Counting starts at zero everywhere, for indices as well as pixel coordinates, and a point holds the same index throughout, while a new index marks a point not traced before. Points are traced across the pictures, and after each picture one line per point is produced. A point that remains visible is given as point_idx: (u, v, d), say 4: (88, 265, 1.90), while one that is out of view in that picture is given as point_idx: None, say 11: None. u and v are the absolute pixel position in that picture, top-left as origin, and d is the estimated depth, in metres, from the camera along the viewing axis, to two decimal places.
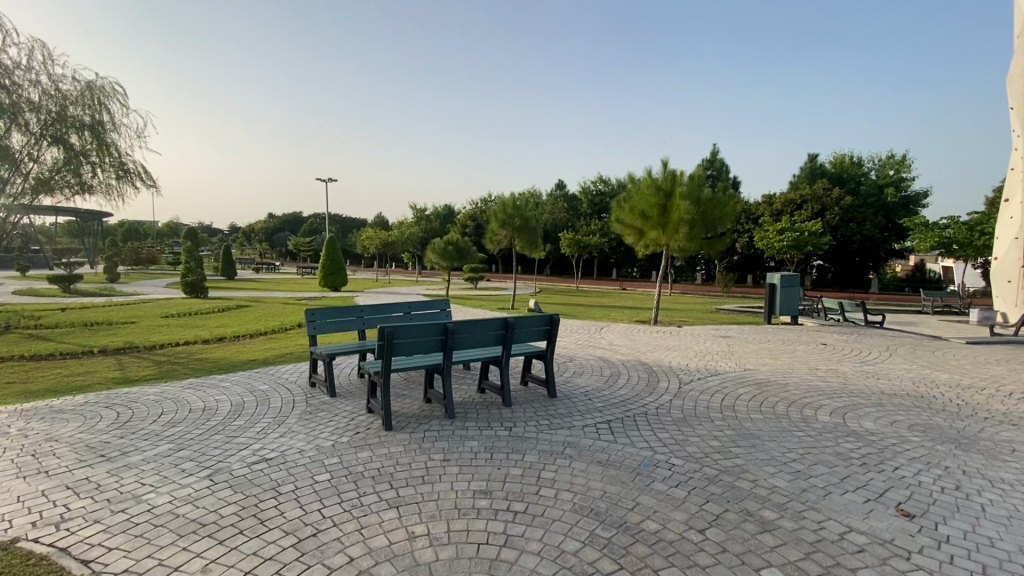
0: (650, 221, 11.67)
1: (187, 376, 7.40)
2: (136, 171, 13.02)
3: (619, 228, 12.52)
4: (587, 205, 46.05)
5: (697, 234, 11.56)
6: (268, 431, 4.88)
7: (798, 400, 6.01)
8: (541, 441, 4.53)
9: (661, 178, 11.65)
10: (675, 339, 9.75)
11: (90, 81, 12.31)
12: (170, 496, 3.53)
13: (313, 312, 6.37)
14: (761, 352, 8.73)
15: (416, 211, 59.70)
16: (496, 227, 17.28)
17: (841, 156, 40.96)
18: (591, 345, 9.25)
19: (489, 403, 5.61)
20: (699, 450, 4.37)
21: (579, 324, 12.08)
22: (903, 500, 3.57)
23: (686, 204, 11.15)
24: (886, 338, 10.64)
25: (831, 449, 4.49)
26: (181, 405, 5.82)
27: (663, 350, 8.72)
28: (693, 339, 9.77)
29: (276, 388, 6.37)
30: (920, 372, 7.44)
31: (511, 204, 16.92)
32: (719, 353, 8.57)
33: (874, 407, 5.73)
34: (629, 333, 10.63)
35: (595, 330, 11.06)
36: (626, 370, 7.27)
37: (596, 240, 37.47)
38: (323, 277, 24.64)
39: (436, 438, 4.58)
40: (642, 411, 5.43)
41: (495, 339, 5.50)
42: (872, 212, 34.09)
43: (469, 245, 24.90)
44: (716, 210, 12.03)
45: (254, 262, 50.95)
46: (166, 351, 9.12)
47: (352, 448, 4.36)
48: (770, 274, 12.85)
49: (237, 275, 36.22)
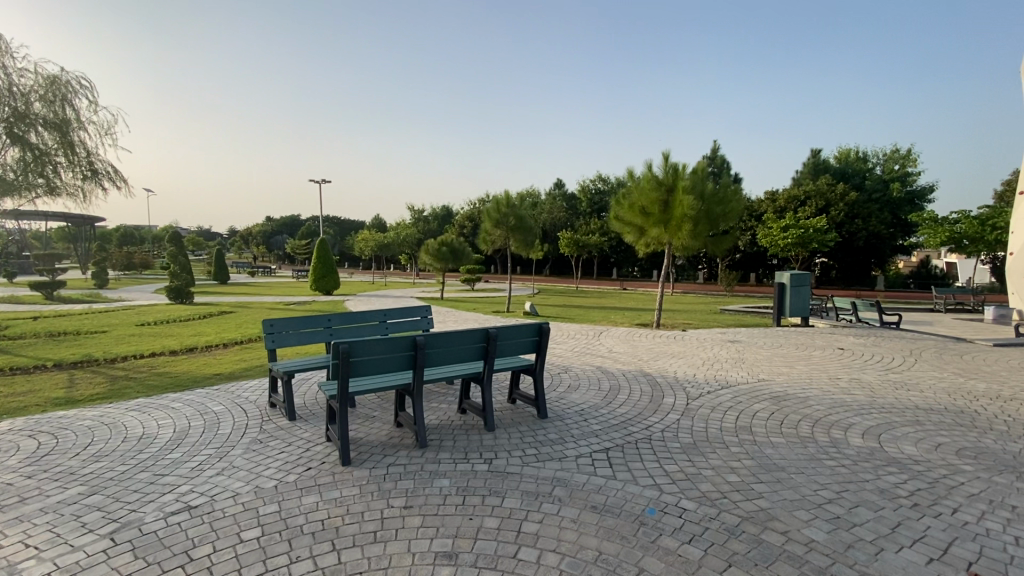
0: (651, 218, 10.94)
1: (139, 394, 6.68)
2: (105, 171, 12.29)
3: (618, 226, 11.80)
4: (586, 204, 45.29)
5: (701, 231, 10.80)
6: (206, 466, 4.14)
7: (824, 418, 5.26)
8: (525, 478, 3.79)
9: (662, 172, 10.92)
10: (681, 345, 9.01)
11: (54, 76, 11.56)
12: (52, 566, 2.80)
13: (272, 322, 5.62)
14: (775, 359, 7.99)
15: (414, 213, 59.03)
16: (490, 227, 16.55)
17: (845, 151, 40.14)
18: (589, 352, 8.52)
19: (469, 427, 4.88)
20: (715, 488, 3.64)
21: (576, 328, 11.35)
22: (974, 561, 2.84)
23: (688, 199, 10.40)
24: (906, 341, 9.89)
25: (873, 484, 3.76)
26: (118, 431, 5.08)
27: (668, 359, 7.97)
28: (699, 344, 9.04)
29: (231, 409, 5.65)
30: (954, 382, 6.69)
31: (505, 203, 16.21)
32: (729, 361, 7.82)
33: (912, 427, 4.99)
34: (630, 338, 9.90)
35: (593, 335, 10.32)
36: (626, 383, 6.53)
37: (595, 240, 36.76)
38: (314, 280, 23.87)
39: (400, 476, 3.85)
40: (645, 435, 4.68)
41: (476, 353, 4.76)
42: (877, 207, 33.35)
43: (464, 245, 24.14)
44: (720, 205, 11.27)
45: (249, 266, 50.25)
46: (127, 365, 8.40)
47: (296, 491, 3.62)
48: (779, 274, 12.10)
49: (229, 279, 35.50)
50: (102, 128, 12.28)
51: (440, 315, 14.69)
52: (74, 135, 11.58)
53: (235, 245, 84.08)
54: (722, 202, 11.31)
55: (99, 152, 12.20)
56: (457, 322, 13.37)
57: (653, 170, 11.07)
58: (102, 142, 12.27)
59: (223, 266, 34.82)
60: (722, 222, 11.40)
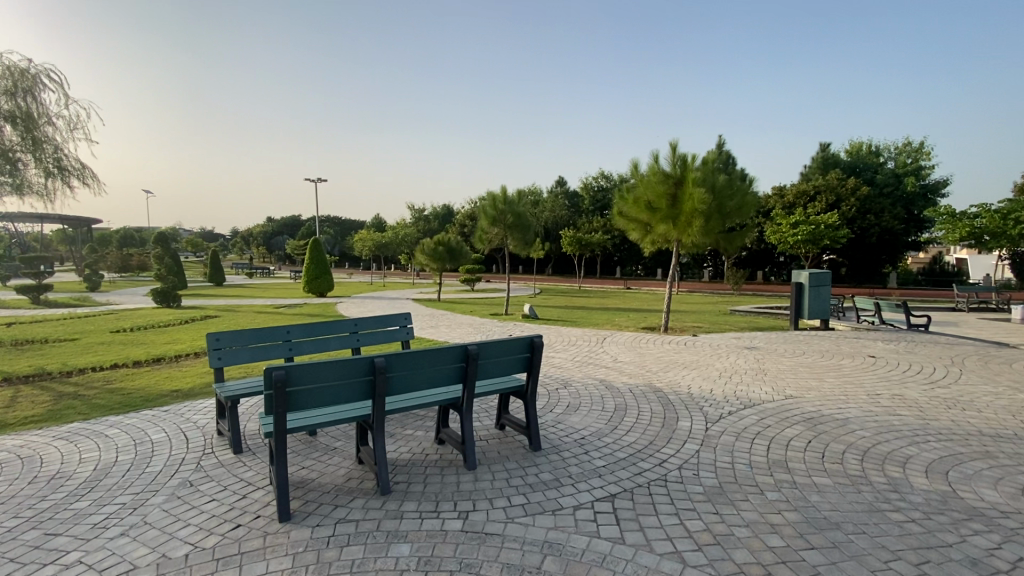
0: (658, 213, 10.05)
1: (79, 415, 5.87)
2: (77, 169, 11.58)
3: (623, 222, 10.96)
4: (589, 202, 44.34)
5: (713, 227, 9.84)
6: (111, 522, 3.33)
7: (872, 449, 4.38)
8: (508, 544, 2.94)
9: (670, 162, 10.03)
10: (694, 353, 8.14)
11: (16, 67, 10.78)
12: None
13: (218, 337, 4.80)
14: (801, 370, 7.09)
15: (415, 212, 58.34)
16: (487, 225, 15.70)
17: (856, 144, 39.03)
18: (592, 362, 7.65)
19: (445, 465, 4.05)
20: (754, 560, 2.77)
21: (578, 333, 10.50)
22: None
23: (699, 191, 9.48)
24: (941, 346, 8.98)
25: (959, 550, 2.89)
26: (30, 468, 4.27)
27: (680, 370, 7.11)
28: (713, 352, 8.17)
29: (172, 436, 4.85)
30: (1014, 399, 5.78)
31: (502, 198, 15.39)
32: (749, 372, 6.93)
33: (983, 462, 4.10)
34: (636, 344, 9.02)
35: (596, 341, 9.46)
36: (634, 402, 5.66)
37: (598, 237, 35.84)
38: (307, 282, 23.06)
39: (348, 540, 3.01)
40: (658, 476, 3.83)
41: (453, 376, 3.93)
42: (890, 202, 32.31)
43: (462, 245, 23.35)
44: (734, 198, 10.30)
45: (247, 268, 49.65)
46: (81, 378, 7.62)
47: (210, 564, 2.81)
48: (797, 273, 11.20)
49: (225, 280, 34.85)
50: (70, 124, 11.59)
51: (434, 318, 13.89)
52: (43, 129, 10.85)
53: (236, 246, 83.75)
54: (737, 194, 10.33)
55: (68, 148, 11.47)
56: (450, 325, 12.55)
57: (660, 161, 10.20)
58: (70, 138, 11.57)
59: (219, 268, 34.27)
60: (737, 216, 10.42)
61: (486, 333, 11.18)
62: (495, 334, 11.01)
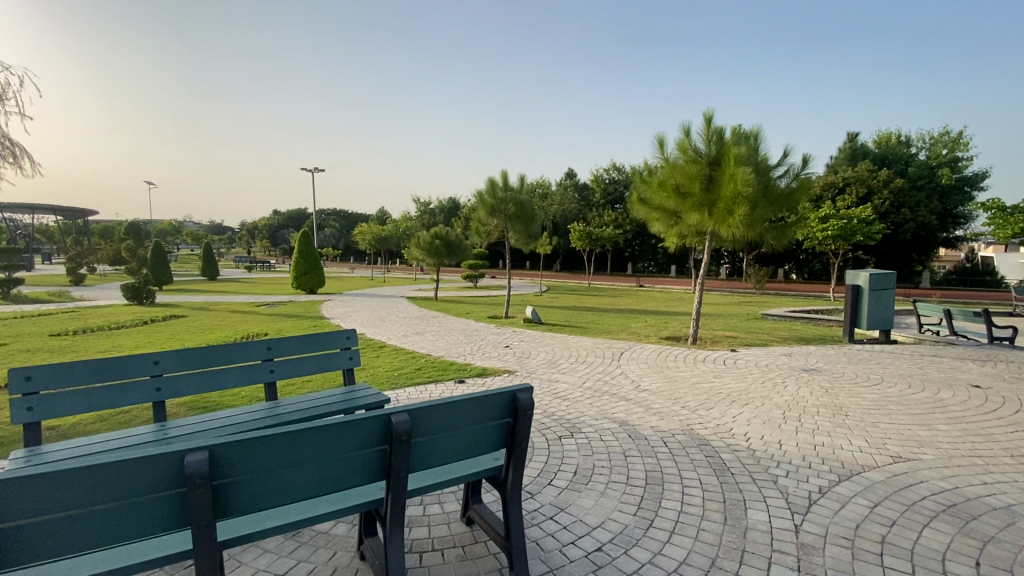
0: (690, 199, 8.16)
1: None
2: (3, 146, 10.00)
3: (644, 211, 9.15)
4: (599, 195, 42.08)
5: (761, 213, 7.81)
6: None
7: None
8: None
9: (703, 137, 8.25)
10: (739, 380, 6.25)
11: None
12: None
13: (31, 374, 3.05)
14: (894, 409, 5.19)
15: (419, 206, 56.55)
16: (485, 215, 13.85)
17: (886, 134, 36.39)
18: (606, 391, 5.81)
19: None
20: None
21: (588, 345, 8.62)
22: None
23: (742, 169, 7.57)
24: None
25: None
26: None
27: (726, 407, 5.28)
28: (764, 378, 6.30)
29: None
30: None
31: (503, 184, 13.54)
32: (823, 412, 5.08)
33: None
34: (661, 363, 7.18)
35: (611, 357, 7.60)
36: (671, 467, 3.86)
37: (609, 232, 33.78)
38: (296, 277, 21.41)
39: None
40: None
41: (366, 468, 2.17)
42: (924, 195, 29.91)
43: (462, 239, 21.57)
44: (784, 181, 8.30)
45: (245, 263, 48.20)
46: None
47: None
48: (853, 273, 9.29)
49: (217, 275, 33.30)
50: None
51: (423, 322, 12.12)
52: None
53: (241, 240, 82.84)
54: (788, 176, 8.31)
55: None
56: (439, 331, 10.76)
57: (690, 137, 8.40)
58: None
59: (212, 262, 32.85)
60: (790, 203, 8.34)
61: (477, 342, 9.36)
62: (488, 343, 9.18)
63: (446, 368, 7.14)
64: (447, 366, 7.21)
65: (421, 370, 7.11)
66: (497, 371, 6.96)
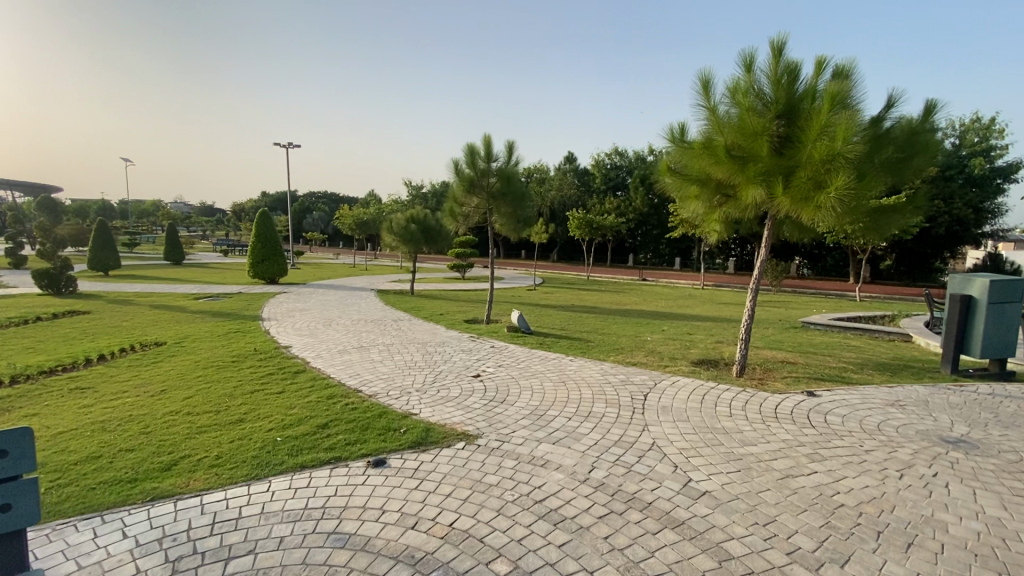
0: (752, 164, 5.48)
1: None
2: None
3: (675, 183, 6.44)
4: (600, 179, 38.93)
5: (868, 186, 5.09)
6: None
7: None
8: None
9: (771, 73, 5.55)
10: (863, 473, 3.57)
11: None
12: None
13: None
14: None
15: (409, 189, 53.37)
16: (462, 193, 11.13)
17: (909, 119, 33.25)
18: (632, 504, 3.14)
19: None
20: None
21: (595, 379, 5.87)
22: None
23: (843, 117, 4.87)
24: None
25: None
26: None
27: (873, 555, 2.66)
28: (905, 471, 3.61)
29: None
30: None
31: (486, 153, 10.76)
32: None
33: None
34: (710, 423, 4.48)
35: (630, 406, 4.91)
36: None
37: (610, 221, 30.83)
38: (252, 264, 18.62)
39: None
40: None
41: None
42: (959, 185, 27.19)
43: (441, 224, 18.76)
44: (893, 138, 5.54)
45: (223, 247, 45.22)
46: None
47: None
48: (961, 279, 6.80)
49: (182, 259, 30.34)
50: None
51: (378, 328, 9.38)
52: None
53: (227, 222, 79.64)
54: (898, 132, 5.55)
55: None
56: (392, 345, 8.00)
57: (751, 75, 5.70)
58: None
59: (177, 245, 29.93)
60: (904, 171, 5.57)
61: (435, 367, 6.61)
62: (450, 370, 6.44)
63: (367, 426, 4.38)
64: (370, 421, 4.50)
65: (326, 430, 4.31)
66: (447, 434, 4.23)
